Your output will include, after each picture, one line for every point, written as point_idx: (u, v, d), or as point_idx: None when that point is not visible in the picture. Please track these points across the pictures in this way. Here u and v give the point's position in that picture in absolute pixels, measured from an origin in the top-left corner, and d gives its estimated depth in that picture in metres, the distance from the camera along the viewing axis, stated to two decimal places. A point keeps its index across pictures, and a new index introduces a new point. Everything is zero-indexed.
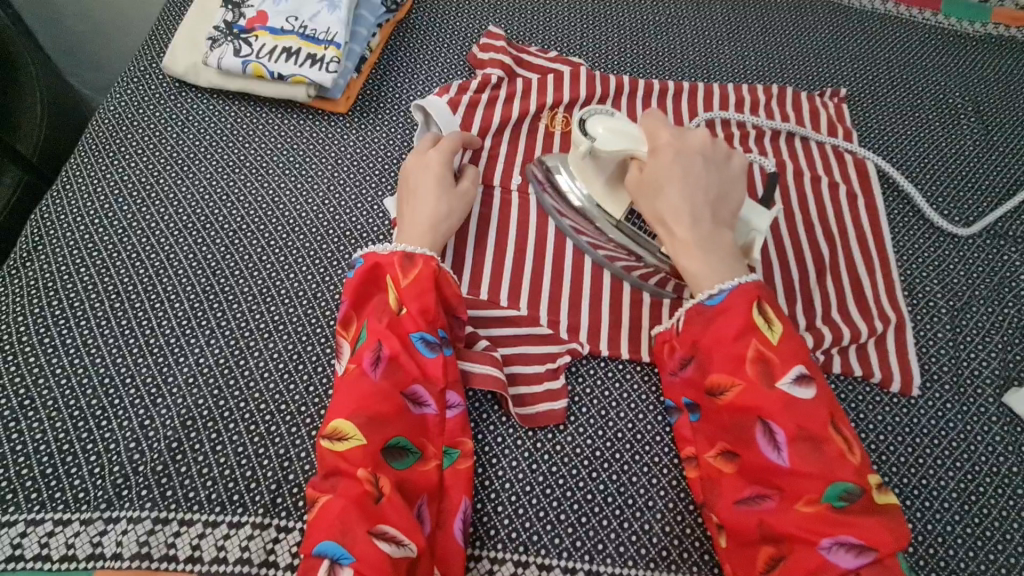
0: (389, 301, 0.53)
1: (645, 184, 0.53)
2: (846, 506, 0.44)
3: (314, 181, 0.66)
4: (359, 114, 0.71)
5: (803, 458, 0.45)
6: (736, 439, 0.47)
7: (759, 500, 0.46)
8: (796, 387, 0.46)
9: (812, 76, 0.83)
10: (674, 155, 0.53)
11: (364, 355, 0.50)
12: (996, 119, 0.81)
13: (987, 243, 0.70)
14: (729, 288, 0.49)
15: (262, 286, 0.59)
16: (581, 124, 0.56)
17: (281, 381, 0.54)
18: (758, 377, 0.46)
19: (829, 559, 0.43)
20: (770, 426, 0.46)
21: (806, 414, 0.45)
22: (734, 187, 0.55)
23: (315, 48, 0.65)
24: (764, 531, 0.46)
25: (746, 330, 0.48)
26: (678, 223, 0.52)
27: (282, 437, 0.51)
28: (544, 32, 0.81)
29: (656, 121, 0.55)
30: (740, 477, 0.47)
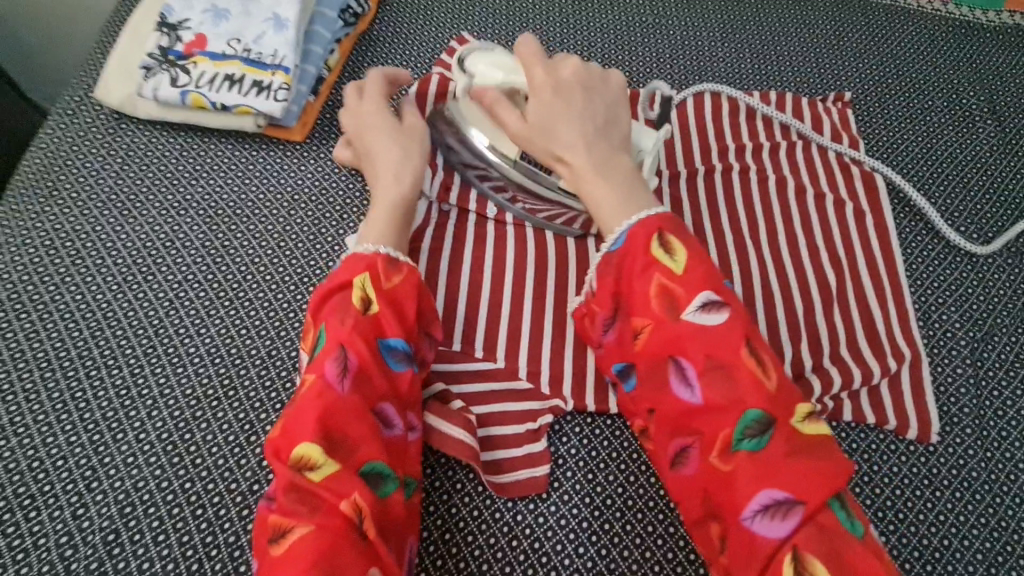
0: (354, 293, 0.46)
1: (533, 124, 0.51)
2: (763, 445, 0.41)
3: (267, 219, 0.60)
4: (318, 141, 0.65)
5: (718, 396, 0.42)
6: (652, 388, 0.45)
7: (685, 449, 0.44)
8: (702, 316, 0.43)
9: (814, 78, 0.76)
10: (548, 89, 0.52)
11: (322, 364, 0.44)
12: (1014, 121, 0.74)
13: (1008, 264, 0.64)
14: (629, 228, 0.47)
15: (209, 346, 0.53)
16: (462, 61, 0.57)
17: (231, 457, 0.49)
18: (663, 313, 0.44)
19: (755, 515, 0.40)
20: (679, 362, 0.44)
21: (713, 342, 0.43)
22: (619, 107, 0.54)
23: (261, 75, 0.58)
24: (698, 495, 0.43)
25: (648, 263, 0.46)
26: (572, 159, 0.50)
27: (231, 524, 0.46)
28: (521, 40, 0.74)
29: (530, 51, 0.53)
30: (665, 428, 0.45)
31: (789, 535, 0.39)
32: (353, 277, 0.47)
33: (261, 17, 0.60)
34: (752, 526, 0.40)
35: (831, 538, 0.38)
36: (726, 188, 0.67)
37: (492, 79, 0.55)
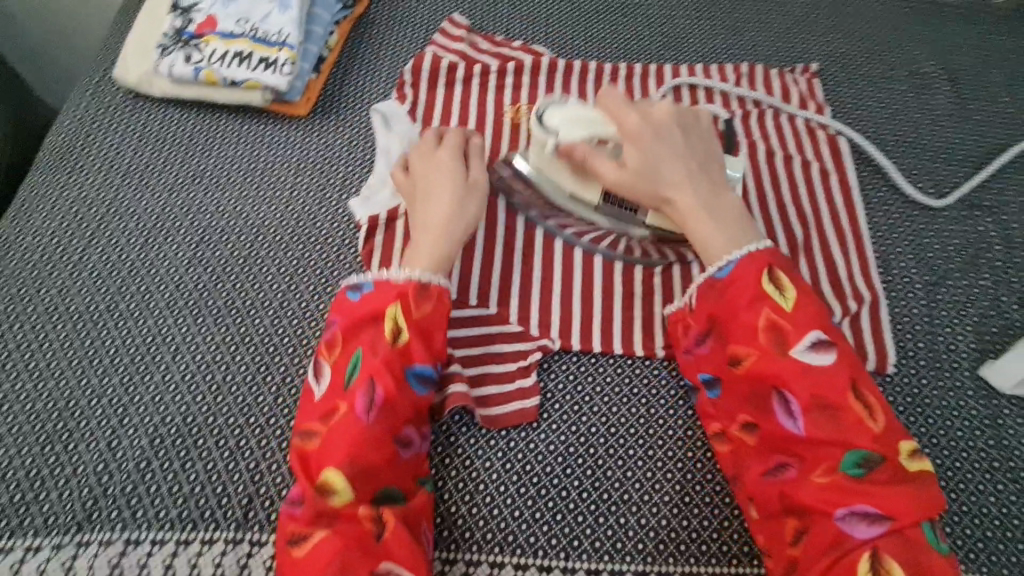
0: (387, 322, 0.50)
1: (636, 167, 0.55)
2: (868, 473, 0.44)
3: (277, 187, 0.65)
4: (321, 115, 0.70)
5: (819, 425, 0.46)
6: (753, 405, 0.49)
7: (778, 468, 0.47)
8: (812, 355, 0.47)
9: (783, 52, 0.81)
10: (649, 135, 0.55)
11: (356, 392, 0.48)
12: (968, 87, 0.80)
13: (961, 215, 0.69)
14: (738, 257, 0.51)
15: (226, 298, 0.58)
16: (539, 119, 0.59)
17: (249, 394, 0.53)
18: (770, 345, 0.48)
19: (846, 525, 0.43)
20: (785, 395, 0.47)
21: (821, 381, 0.46)
22: (710, 149, 0.58)
23: (268, 52, 0.63)
24: (776, 498, 0.46)
25: (757, 298, 0.49)
26: (682, 201, 0.54)
27: (251, 452, 0.51)
28: (507, 19, 0.78)
29: (614, 100, 0.57)
30: (760, 444, 0.48)
31: (871, 540, 0.42)
32: (387, 308, 0.51)
33: None
34: (840, 530, 0.43)
35: (913, 548, 0.42)
36: None
37: (578, 135, 0.57)
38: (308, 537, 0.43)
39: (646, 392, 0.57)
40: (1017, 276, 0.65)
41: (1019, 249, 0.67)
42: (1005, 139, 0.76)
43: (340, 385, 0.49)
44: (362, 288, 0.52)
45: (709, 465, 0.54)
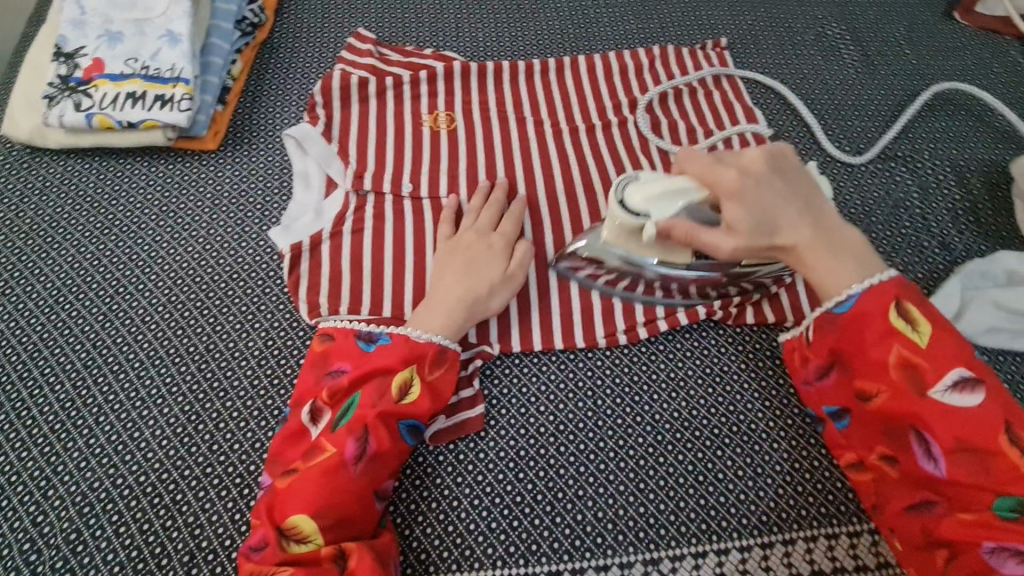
0: (393, 381, 0.51)
1: (749, 226, 0.49)
2: (1022, 521, 0.41)
3: (192, 227, 0.62)
4: (231, 147, 0.67)
5: (965, 471, 0.43)
6: (889, 443, 0.47)
7: (924, 503, 0.45)
8: (952, 394, 0.44)
9: (694, 30, 0.82)
10: (751, 188, 0.50)
11: (346, 438, 0.48)
12: (873, 44, 0.82)
13: (880, 168, 0.71)
14: (859, 291, 0.48)
15: (147, 349, 0.56)
16: (620, 204, 0.51)
17: (181, 447, 0.51)
18: (902, 380, 0.45)
19: (1004, 562, 0.41)
20: (924, 435, 0.44)
21: (967, 423, 0.43)
22: (805, 186, 0.52)
23: (163, 89, 0.61)
24: (917, 530, 0.45)
25: (890, 333, 0.46)
26: (804, 244, 0.49)
27: (189, 506, 0.49)
28: (416, 29, 0.78)
29: (703, 167, 0.51)
30: (903, 482, 0.46)
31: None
32: (392, 368, 0.51)
33: (154, 34, 0.62)
34: (1002, 571, 0.41)
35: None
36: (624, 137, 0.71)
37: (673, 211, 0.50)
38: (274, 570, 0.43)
39: (591, 385, 0.56)
40: (936, 221, 0.67)
41: (935, 194, 0.69)
42: (913, 90, 0.78)
43: (332, 428, 0.49)
44: (374, 338, 0.53)
45: (661, 448, 0.53)
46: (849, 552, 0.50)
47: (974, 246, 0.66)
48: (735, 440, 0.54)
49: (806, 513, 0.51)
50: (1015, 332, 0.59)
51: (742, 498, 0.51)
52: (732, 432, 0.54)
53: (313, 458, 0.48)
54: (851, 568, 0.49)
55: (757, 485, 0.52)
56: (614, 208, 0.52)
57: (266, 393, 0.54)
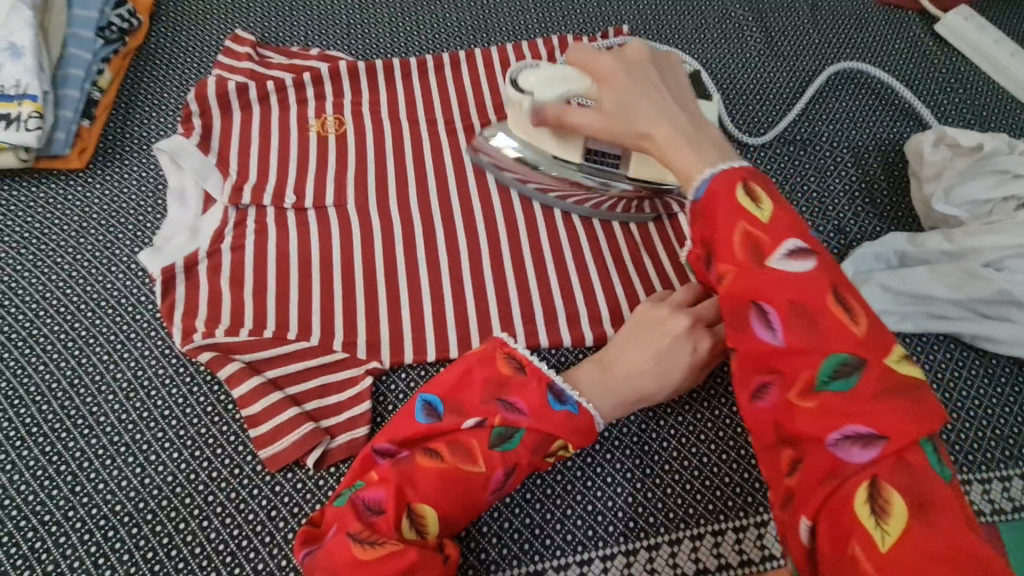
0: (556, 440, 0.46)
1: (611, 110, 0.49)
2: (854, 386, 0.36)
3: (56, 253, 0.59)
4: (100, 165, 0.63)
5: (802, 339, 0.37)
6: (729, 329, 0.40)
7: (762, 388, 0.38)
8: (789, 261, 0.38)
9: (598, 18, 0.80)
10: (622, 76, 0.50)
11: (498, 466, 0.44)
12: (778, 24, 0.81)
13: (780, 152, 0.70)
14: (710, 177, 0.42)
15: (5, 389, 0.52)
16: (514, 81, 0.58)
17: (40, 490, 0.49)
18: (747, 256, 0.39)
19: (841, 444, 0.35)
20: (762, 305, 0.38)
21: (804, 288, 0.37)
22: (688, 88, 0.51)
23: (7, 107, 0.57)
24: (769, 425, 0.39)
25: (732, 206, 0.40)
26: (660, 132, 0.46)
27: (49, 552, 0.47)
28: (304, 30, 0.74)
29: (586, 54, 0.53)
30: (741, 368, 0.40)
31: (868, 465, 0.34)
32: (572, 427, 0.46)
33: None
34: (838, 454, 0.35)
35: (911, 474, 0.34)
36: None
37: (550, 94, 0.55)
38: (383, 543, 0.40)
39: None
40: (833, 204, 0.67)
41: (833, 177, 0.69)
42: (816, 69, 0.77)
43: (505, 448, 0.44)
44: (564, 398, 0.47)
45: None
46: (734, 548, 0.49)
47: (869, 228, 0.66)
48: (625, 442, 0.54)
49: (693, 512, 0.51)
50: (903, 315, 0.59)
51: (629, 501, 0.51)
52: (622, 435, 0.54)
53: (460, 458, 0.44)
54: (736, 564, 0.49)
55: (643, 485, 0.52)
56: (510, 93, 0.58)
57: (134, 427, 0.51)
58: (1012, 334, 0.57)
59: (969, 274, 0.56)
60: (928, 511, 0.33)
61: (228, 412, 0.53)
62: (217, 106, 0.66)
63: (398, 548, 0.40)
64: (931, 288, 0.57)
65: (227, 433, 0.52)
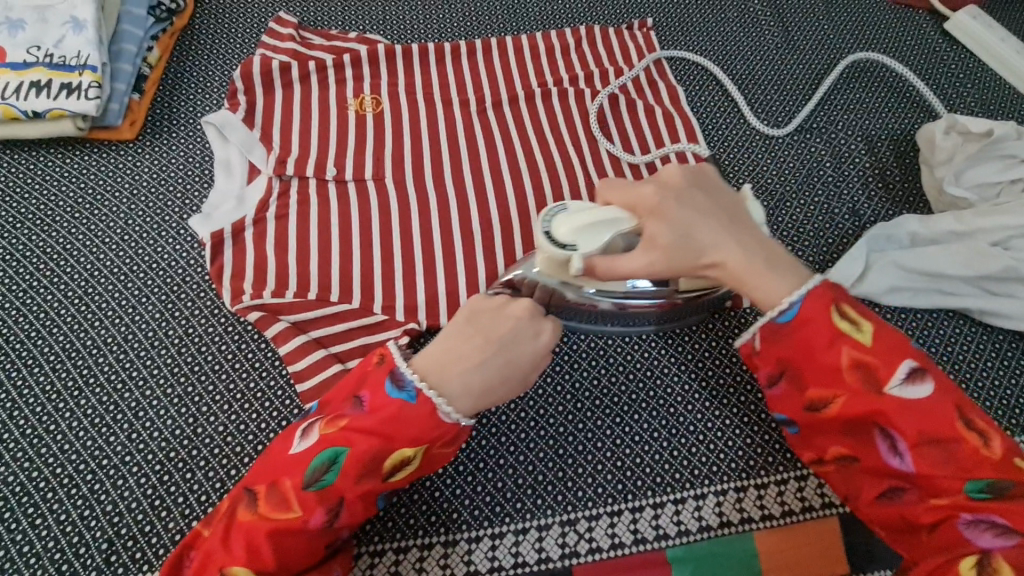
0: (389, 456, 0.43)
1: (673, 244, 0.45)
2: (992, 497, 0.39)
3: (108, 219, 0.61)
4: (149, 137, 0.66)
5: (927, 460, 0.41)
6: (850, 443, 0.44)
7: (893, 492, 0.43)
8: (906, 388, 0.42)
9: (621, 11, 0.83)
10: (674, 208, 0.46)
11: (316, 506, 0.42)
12: (794, 19, 0.84)
13: (797, 140, 0.73)
14: (805, 294, 0.44)
15: (63, 342, 0.55)
16: (546, 232, 0.46)
17: (99, 436, 0.51)
18: (859, 383, 0.43)
19: (978, 535, 0.39)
20: (888, 433, 0.42)
21: (923, 413, 0.41)
22: (736, 202, 0.49)
23: (68, 77, 0.60)
24: (899, 523, 0.43)
25: (834, 334, 0.44)
26: (729, 261, 0.45)
27: (108, 494, 0.49)
28: (341, 15, 0.77)
29: (620, 186, 0.48)
30: (867, 477, 0.44)
31: (998, 551, 0.38)
32: (407, 439, 0.43)
33: (57, 21, 0.61)
34: (977, 543, 0.39)
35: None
36: (548, 113, 0.71)
37: (599, 242, 0.45)
38: None
39: None
40: (847, 189, 0.70)
41: (848, 163, 0.72)
42: (831, 63, 0.80)
43: (307, 480, 0.42)
44: (404, 385, 0.44)
45: (580, 415, 0.55)
46: (756, 503, 0.52)
47: (882, 211, 0.69)
48: (651, 404, 0.56)
49: (717, 469, 0.53)
50: (916, 291, 0.62)
51: (656, 458, 0.53)
52: (648, 397, 0.56)
53: (275, 503, 0.42)
54: (757, 518, 0.51)
55: (670, 444, 0.54)
56: (541, 245, 0.46)
57: (187, 380, 0.54)
58: (1018, 310, 0.60)
59: (977, 252, 0.60)
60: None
61: (275, 368, 0.55)
62: (261, 84, 0.69)
63: None
64: (942, 266, 0.61)
65: (274, 388, 0.55)
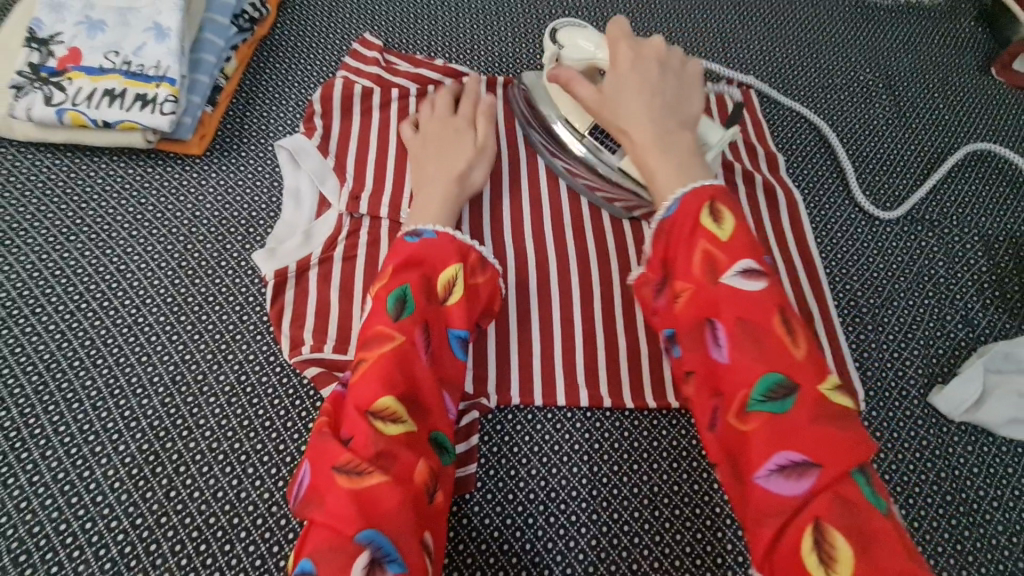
0: (441, 277, 0.49)
1: (607, 94, 0.52)
2: (790, 408, 0.38)
3: (166, 239, 0.57)
4: (218, 153, 0.62)
5: (746, 353, 0.40)
6: (688, 348, 0.42)
7: (713, 413, 0.41)
8: (742, 281, 0.41)
9: (721, 64, 0.78)
10: (629, 66, 0.52)
11: (413, 328, 0.45)
12: (906, 92, 0.78)
13: (906, 230, 0.67)
14: (681, 196, 0.46)
15: (106, 377, 0.51)
16: (554, 48, 0.58)
17: (135, 491, 0.47)
18: (704, 275, 0.42)
19: (771, 475, 0.38)
20: (714, 323, 0.41)
21: (749, 304, 0.41)
22: (691, 100, 0.53)
23: (144, 87, 0.56)
24: (718, 454, 0.41)
25: (695, 230, 0.44)
26: (633, 128, 0.51)
27: (139, 560, 0.45)
28: (427, 40, 0.73)
29: (620, 32, 0.55)
30: (699, 391, 0.42)
31: (804, 497, 0.37)
32: (443, 263, 0.49)
33: (140, 26, 0.57)
34: (768, 485, 0.38)
35: (849, 509, 0.36)
36: None
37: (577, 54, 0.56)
38: (364, 477, 0.38)
39: (590, 449, 0.52)
40: (960, 293, 0.64)
41: (960, 263, 0.66)
42: (945, 145, 0.74)
43: (393, 315, 0.45)
44: (419, 233, 0.51)
45: (658, 525, 0.50)
46: None
47: (998, 324, 0.62)
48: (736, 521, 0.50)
49: None
50: None
51: None
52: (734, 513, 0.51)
53: (377, 347, 0.44)
54: None
55: None
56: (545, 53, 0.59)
57: (234, 436, 0.50)
58: None
59: None
60: (869, 545, 0.35)
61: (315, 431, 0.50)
62: (338, 108, 0.65)
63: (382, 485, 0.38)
64: None
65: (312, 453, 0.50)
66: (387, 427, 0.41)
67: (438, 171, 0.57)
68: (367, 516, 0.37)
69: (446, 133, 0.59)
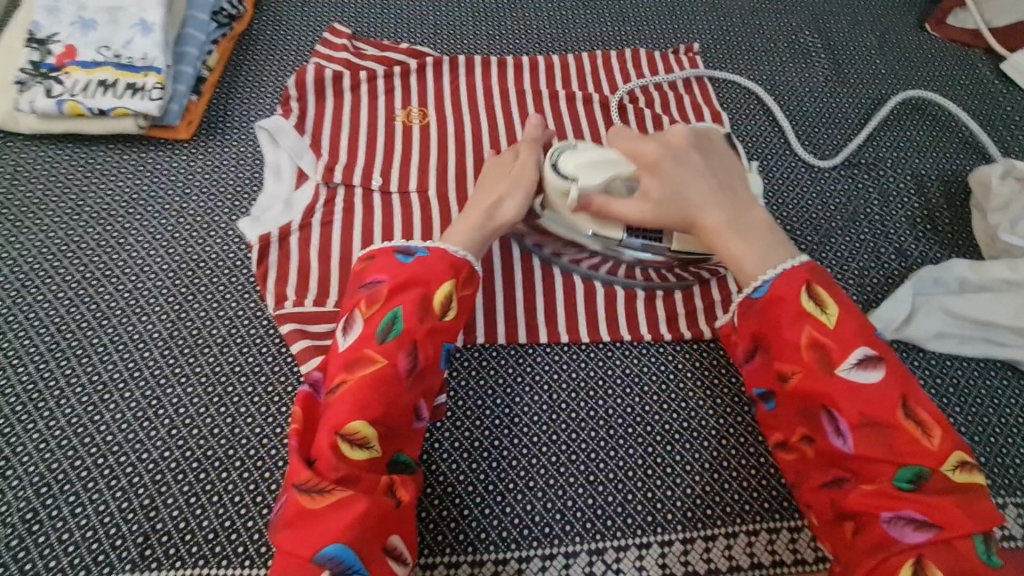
0: (435, 296, 0.50)
1: (660, 197, 0.51)
2: (913, 483, 0.43)
3: (160, 215, 0.63)
4: (204, 137, 0.68)
5: (870, 443, 0.45)
6: (802, 423, 0.48)
7: (834, 481, 0.46)
8: (858, 373, 0.45)
9: (669, 35, 0.83)
10: (669, 161, 0.52)
11: (397, 353, 0.48)
12: (844, 51, 0.84)
13: (843, 175, 0.72)
14: (773, 277, 0.49)
15: (111, 335, 0.57)
16: (553, 166, 0.53)
17: (140, 430, 0.53)
18: (815, 362, 0.46)
19: (892, 520, 0.43)
20: (830, 412, 0.46)
21: (868, 398, 0.45)
22: (734, 177, 0.54)
23: (134, 77, 0.62)
24: (828, 504, 0.46)
25: (800, 315, 0.48)
26: (708, 220, 0.51)
27: (147, 488, 0.50)
28: (394, 28, 0.79)
29: (629, 138, 0.54)
30: (815, 461, 0.48)
31: (918, 546, 0.42)
32: (435, 283, 0.51)
33: (127, 23, 0.63)
34: (890, 528, 0.43)
35: (956, 555, 0.41)
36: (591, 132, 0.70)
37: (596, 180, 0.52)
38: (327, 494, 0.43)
39: (549, 378, 0.58)
40: (894, 228, 0.69)
41: (895, 202, 0.71)
42: (881, 97, 0.79)
43: (381, 340, 0.48)
44: (412, 251, 0.52)
45: (613, 441, 0.55)
46: (791, 547, 0.51)
47: (930, 253, 0.67)
48: (685, 435, 0.55)
49: (749, 509, 0.52)
50: (963, 338, 0.60)
51: (688, 492, 0.53)
52: (683, 428, 0.55)
53: (360, 372, 0.47)
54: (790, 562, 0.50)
55: (704, 479, 0.53)
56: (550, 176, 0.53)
57: (227, 381, 0.55)
58: None
59: None
60: None
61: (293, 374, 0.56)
62: (312, 92, 0.70)
63: (347, 500, 0.43)
64: (993, 315, 0.59)
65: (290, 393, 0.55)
66: (353, 450, 0.45)
67: (473, 207, 0.56)
68: (327, 533, 0.42)
69: (489, 169, 0.59)
